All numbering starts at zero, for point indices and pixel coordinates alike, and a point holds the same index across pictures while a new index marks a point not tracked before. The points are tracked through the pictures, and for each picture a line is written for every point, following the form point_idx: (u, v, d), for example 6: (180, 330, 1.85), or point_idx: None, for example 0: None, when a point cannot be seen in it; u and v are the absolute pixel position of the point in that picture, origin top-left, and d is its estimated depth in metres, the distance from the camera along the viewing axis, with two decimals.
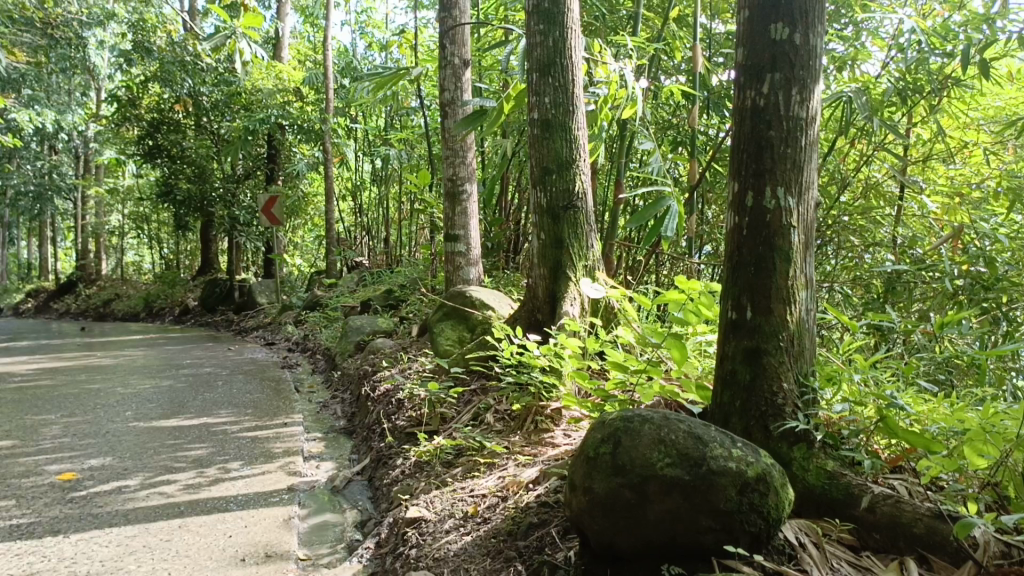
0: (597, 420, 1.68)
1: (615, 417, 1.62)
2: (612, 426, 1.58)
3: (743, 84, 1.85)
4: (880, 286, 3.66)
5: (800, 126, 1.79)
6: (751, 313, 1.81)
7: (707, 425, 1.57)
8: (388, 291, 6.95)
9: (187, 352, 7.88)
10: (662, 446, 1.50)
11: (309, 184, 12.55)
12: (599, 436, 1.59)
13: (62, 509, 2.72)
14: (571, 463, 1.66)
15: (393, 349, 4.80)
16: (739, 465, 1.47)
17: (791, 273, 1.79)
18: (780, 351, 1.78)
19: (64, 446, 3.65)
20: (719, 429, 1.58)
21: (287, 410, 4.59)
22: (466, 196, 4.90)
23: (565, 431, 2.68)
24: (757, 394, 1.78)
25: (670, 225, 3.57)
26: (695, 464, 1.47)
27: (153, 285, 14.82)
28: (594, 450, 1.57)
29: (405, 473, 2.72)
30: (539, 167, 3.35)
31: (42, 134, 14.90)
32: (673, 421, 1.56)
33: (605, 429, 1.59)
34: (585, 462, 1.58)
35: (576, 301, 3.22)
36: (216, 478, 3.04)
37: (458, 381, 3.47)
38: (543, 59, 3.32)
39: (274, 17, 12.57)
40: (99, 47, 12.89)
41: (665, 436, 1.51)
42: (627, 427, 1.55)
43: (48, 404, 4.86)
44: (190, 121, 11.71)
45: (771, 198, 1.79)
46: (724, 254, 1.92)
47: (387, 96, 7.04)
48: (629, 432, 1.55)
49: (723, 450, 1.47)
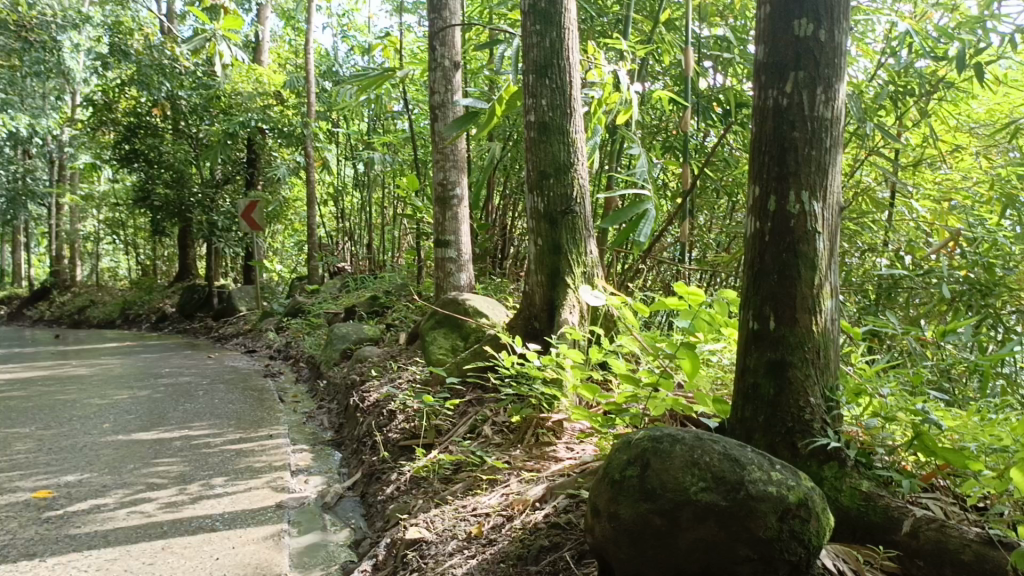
0: (623, 439, 1.61)
1: (641, 437, 1.55)
2: (640, 448, 1.52)
3: (764, 84, 1.76)
4: (877, 291, 3.58)
5: (825, 127, 1.71)
6: (774, 323, 1.72)
7: (743, 446, 1.49)
8: (372, 297, 6.81)
9: (166, 361, 7.70)
10: (695, 469, 1.43)
11: (290, 189, 12.37)
12: (625, 457, 1.54)
13: (37, 530, 2.57)
14: (593, 485, 1.61)
15: (382, 358, 4.67)
16: (779, 490, 1.39)
17: (815, 281, 1.71)
18: (806, 364, 1.69)
19: (38, 461, 3.49)
20: (755, 449, 1.50)
21: (272, 420, 4.45)
22: (456, 200, 4.78)
23: (569, 445, 2.60)
24: (783, 410, 1.70)
25: (646, 229, 3.49)
26: (732, 489, 1.40)
27: (130, 292, 14.54)
28: (620, 472, 1.52)
29: (400, 489, 2.60)
30: (536, 171, 3.25)
31: (14, 138, 14.61)
32: (705, 441, 1.48)
33: (631, 450, 1.54)
34: (610, 485, 1.52)
35: (576, 308, 3.12)
36: (199, 496, 2.90)
37: (453, 392, 3.36)
38: (539, 60, 3.22)
39: (253, 20, 12.37)
40: (74, 51, 12.70)
41: (698, 458, 1.44)
42: (657, 449, 1.49)
43: (21, 416, 4.68)
44: (167, 124, 11.50)
45: (795, 203, 1.70)
46: (744, 260, 1.83)
47: (370, 99, 6.92)
48: (658, 453, 1.49)
49: (761, 474, 1.40)
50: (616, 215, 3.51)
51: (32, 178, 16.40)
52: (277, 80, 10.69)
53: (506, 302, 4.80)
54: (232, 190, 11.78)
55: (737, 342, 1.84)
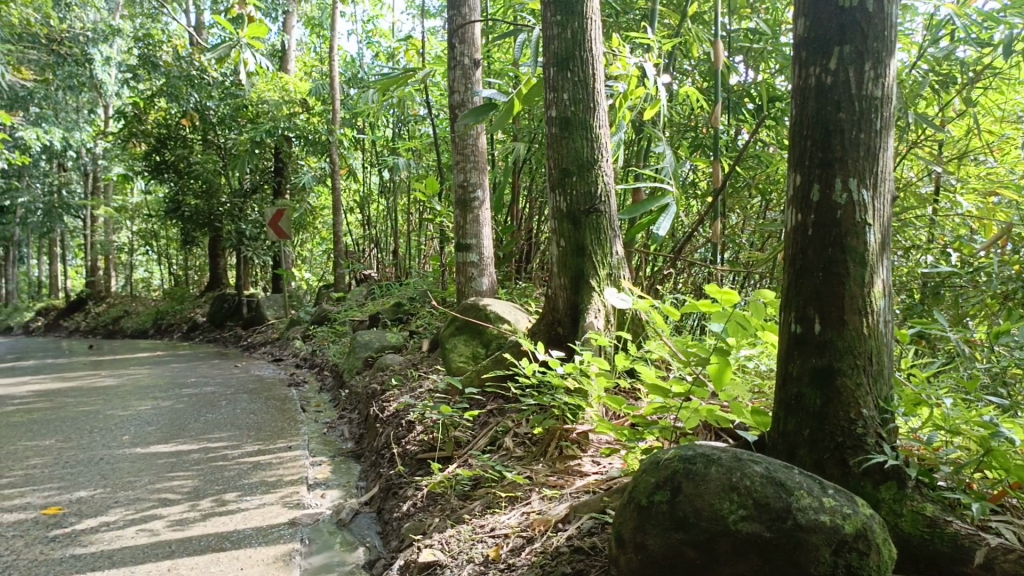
0: (652, 459, 1.46)
1: (672, 457, 1.41)
2: (670, 469, 1.38)
3: (806, 61, 1.60)
4: (920, 291, 3.34)
5: (875, 107, 1.54)
6: (820, 327, 1.54)
7: (790, 468, 1.33)
8: (396, 304, 6.68)
9: (194, 370, 7.66)
10: (734, 495, 1.28)
11: (317, 197, 12.33)
12: (653, 480, 1.39)
13: (42, 549, 2.46)
14: (618, 509, 1.46)
15: (403, 366, 4.53)
16: (833, 519, 1.22)
17: (866, 279, 1.53)
18: (856, 372, 1.52)
19: (53, 475, 3.40)
20: (803, 471, 1.34)
21: (292, 431, 4.34)
22: (478, 202, 4.63)
23: (594, 459, 2.43)
24: (831, 423, 1.52)
25: (665, 223, 3.33)
26: (778, 518, 1.24)
27: (162, 302, 14.63)
28: (648, 498, 1.37)
29: (417, 506, 2.45)
30: (558, 168, 3.09)
31: (49, 151, 14.79)
32: (744, 462, 1.33)
33: (660, 472, 1.39)
34: (636, 511, 1.38)
35: (601, 313, 2.95)
36: (211, 512, 2.78)
37: (474, 402, 3.20)
38: (561, 52, 3.07)
39: (280, 30, 12.38)
40: (105, 64, 12.87)
41: (737, 482, 1.29)
42: (689, 471, 1.34)
43: (43, 428, 4.62)
44: (196, 135, 11.54)
45: (841, 191, 1.53)
46: (784, 257, 1.66)
47: (393, 102, 6.80)
48: (691, 476, 1.34)
49: (812, 501, 1.23)
50: (635, 208, 3.40)
51: (67, 191, 16.63)
52: (303, 88, 10.55)
53: (530, 307, 4.64)
54: (260, 199, 11.78)
55: (778, 349, 1.67)
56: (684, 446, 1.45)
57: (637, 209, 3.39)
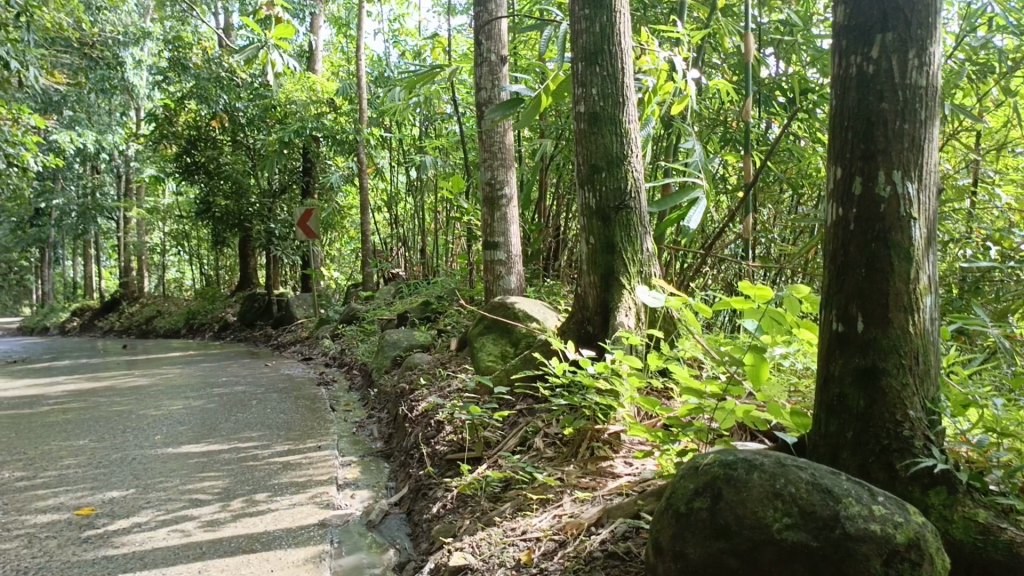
0: (690, 464, 1.43)
1: (712, 462, 1.38)
2: (710, 475, 1.35)
3: (846, 49, 1.54)
4: (962, 286, 3.23)
5: (919, 96, 1.47)
6: (863, 324, 1.49)
7: (836, 474, 1.29)
8: (424, 302, 6.67)
9: (225, 370, 7.71)
10: (778, 502, 1.25)
11: (345, 197, 12.37)
12: (692, 486, 1.37)
13: (75, 549, 2.47)
14: (656, 515, 1.43)
15: (432, 365, 4.51)
16: (884, 528, 1.17)
17: (911, 274, 1.47)
18: (902, 371, 1.46)
19: (87, 476, 3.43)
20: (850, 477, 1.30)
21: (322, 431, 4.34)
22: (505, 200, 4.60)
23: (626, 460, 2.38)
24: (876, 425, 1.46)
25: (696, 218, 3.27)
26: (825, 527, 1.20)
27: (194, 302, 14.79)
28: (686, 505, 1.35)
29: (447, 507, 2.43)
30: (587, 165, 3.05)
31: (82, 153, 15.02)
32: (787, 469, 1.29)
33: (699, 478, 1.37)
34: (675, 518, 1.35)
35: (632, 311, 2.90)
36: (242, 513, 2.77)
37: (503, 403, 3.16)
38: (589, 46, 3.03)
39: (307, 31, 12.43)
40: (137, 67, 13.09)
41: (781, 490, 1.26)
42: (730, 477, 1.31)
43: (77, 428, 4.67)
44: (226, 136, 11.65)
45: (884, 184, 1.47)
46: (825, 252, 1.60)
47: (420, 99, 6.77)
48: (732, 482, 1.31)
49: (861, 510, 1.18)
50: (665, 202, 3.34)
51: (100, 194, 16.89)
52: (330, 88, 10.57)
53: (559, 305, 4.60)
54: (289, 199, 11.85)
55: (819, 347, 1.62)
56: (724, 451, 1.41)
57: (668, 203, 3.33)
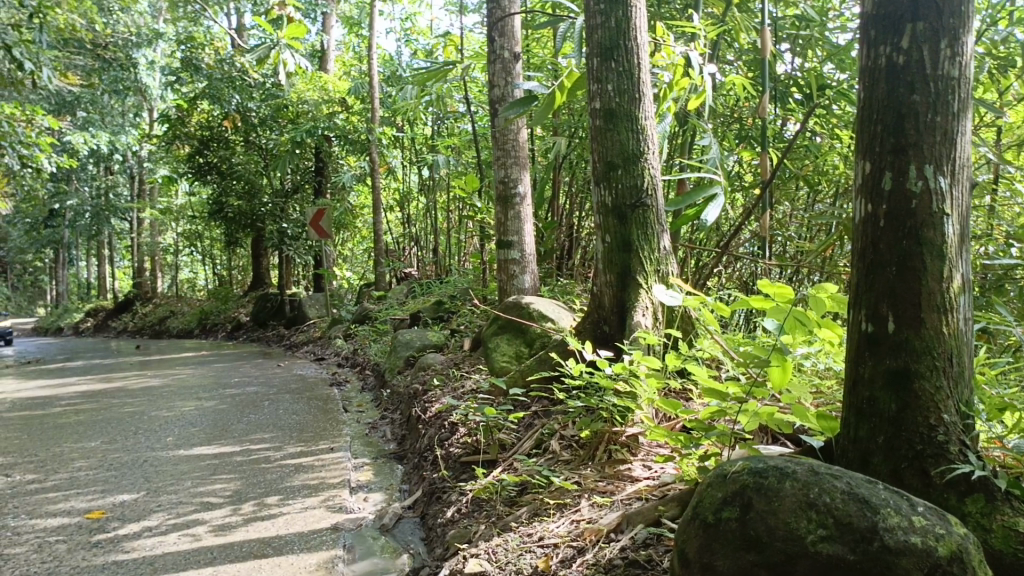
0: (717, 471, 1.39)
1: (740, 470, 1.34)
2: (739, 484, 1.31)
3: (874, 39, 1.48)
4: (985, 285, 3.16)
5: (952, 87, 1.42)
6: (894, 325, 1.43)
7: (872, 482, 1.25)
8: (437, 302, 6.63)
9: (237, 370, 7.70)
10: (812, 513, 1.21)
11: (357, 197, 12.35)
12: (720, 495, 1.33)
13: (85, 554, 2.45)
14: (682, 525, 1.40)
15: (445, 365, 4.47)
16: (925, 541, 1.14)
17: (944, 273, 1.42)
18: (935, 373, 1.40)
19: (99, 478, 3.41)
20: (886, 486, 1.26)
21: (335, 432, 4.31)
22: (519, 199, 4.55)
23: (645, 463, 2.33)
24: (908, 428, 1.41)
25: (713, 213, 3.22)
26: (863, 539, 1.17)
27: (207, 302, 14.82)
28: (714, 514, 1.31)
29: (462, 512, 2.39)
30: (602, 161, 3.00)
31: (96, 154, 15.10)
32: (821, 478, 1.26)
33: (727, 487, 1.33)
34: (703, 529, 1.32)
35: (649, 310, 2.85)
36: (254, 517, 2.74)
37: (518, 404, 3.12)
38: (604, 42, 2.98)
39: (319, 30, 12.41)
40: (149, 68, 13.15)
41: (815, 500, 1.22)
42: (761, 486, 1.27)
43: (90, 430, 4.66)
44: (238, 137, 11.67)
45: (915, 179, 1.42)
46: (852, 251, 1.55)
47: (432, 98, 6.73)
48: (763, 492, 1.28)
49: (901, 522, 1.15)
50: (681, 197, 3.30)
51: (114, 195, 16.96)
52: (342, 87, 10.53)
53: (573, 305, 4.55)
54: (301, 199, 11.84)
55: (846, 349, 1.56)
56: (752, 457, 1.37)
57: (683, 200, 3.28)
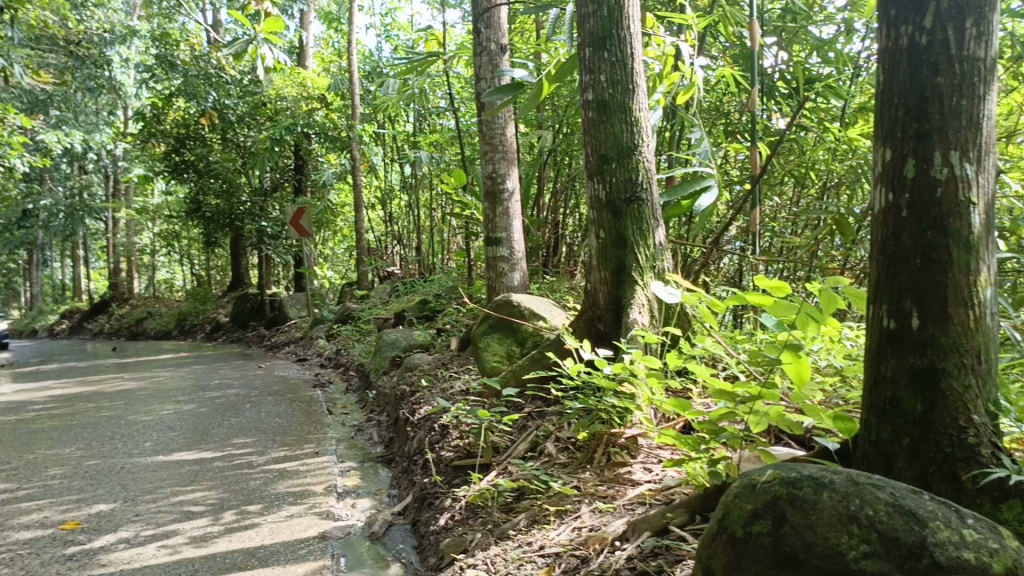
0: (746, 481, 1.34)
1: (772, 480, 1.29)
2: (771, 495, 1.26)
3: (895, 19, 1.41)
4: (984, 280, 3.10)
5: (978, 69, 1.34)
6: (919, 321, 1.36)
7: (916, 492, 1.19)
8: (421, 301, 6.53)
9: (217, 372, 7.55)
10: (853, 526, 1.16)
11: (338, 195, 12.20)
12: (748, 507, 1.28)
13: (56, 568, 2.33)
14: (706, 537, 1.34)
15: (433, 366, 4.38)
16: (979, 556, 1.08)
17: (971, 266, 1.34)
18: (964, 372, 1.33)
19: (74, 487, 3.28)
20: (929, 495, 1.20)
21: (319, 435, 4.20)
22: (506, 194, 4.46)
23: (645, 466, 2.26)
24: (936, 429, 1.34)
25: (706, 205, 3.15)
26: (912, 556, 1.10)
27: (185, 302, 14.60)
28: (744, 528, 1.27)
29: (456, 519, 2.29)
30: (596, 155, 2.91)
31: (70, 154, 14.82)
32: (862, 489, 1.20)
33: (757, 499, 1.28)
34: (731, 544, 1.26)
35: (645, 308, 2.76)
36: (237, 526, 2.63)
37: (511, 405, 3.02)
38: (597, 31, 2.90)
39: (297, 27, 12.25)
40: (124, 65, 13.09)
41: (856, 514, 1.16)
42: (794, 499, 1.22)
43: (65, 435, 4.52)
44: (215, 135, 11.49)
45: (940, 166, 1.34)
46: (873, 243, 1.47)
47: (414, 93, 6.62)
48: (797, 504, 1.23)
49: (952, 536, 1.09)
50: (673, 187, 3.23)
51: (89, 194, 16.73)
52: (321, 84, 10.38)
53: (561, 303, 4.47)
54: (281, 198, 11.67)
55: (866, 346, 1.49)
56: (783, 467, 1.33)
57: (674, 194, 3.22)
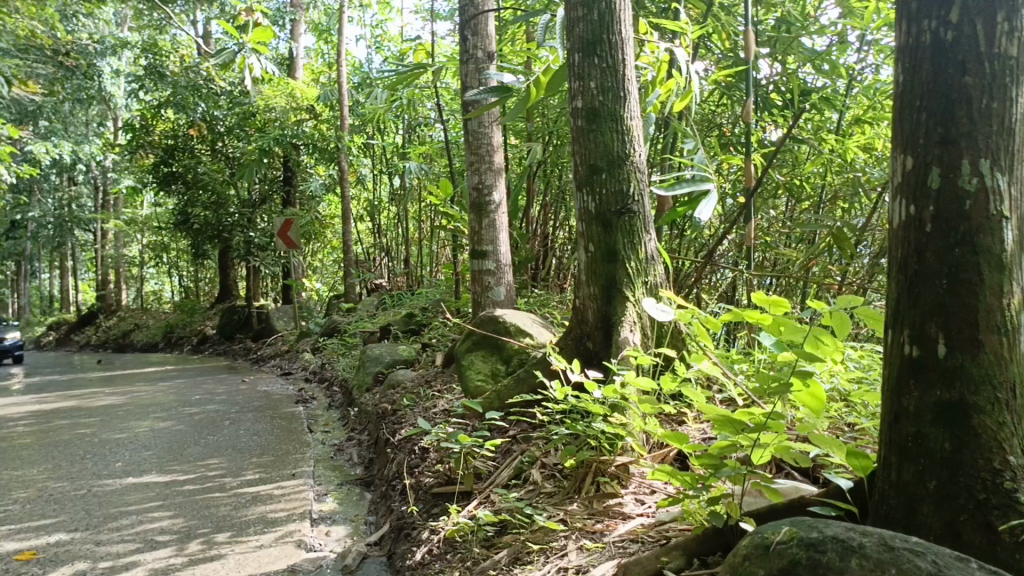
0: (757, 539, 1.21)
1: (789, 541, 1.16)
2: (789, 558, 1.13)
3: (916, 13, 1.26)
4: None
5: (1010, 68, 1.20)
6: (945, 348, 1.21)
7: (961, 559, 1.05)
8: (408, 314, 6.36)
9: (200, 386, 7.35)
10: None
11: (326, 206, 12.03)
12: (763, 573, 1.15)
13: None
14: None
15: (416, 383, 4.21)
16: None
17: (1005, 287, 1.20)
18: (997, 408, 1.18)
19: (35, 512, 3.10)
20: (975, 559, 1.05)
21: (298, 455, 4.02)
22: (493, 206, 4.31)
23: (637, 498, 2.10)
24: (967, 472, 1.19)
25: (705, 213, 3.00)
26: None
27: (173, 314, 14.39)
28: None
29: (433, 553, 2.13)
30: (585, 165, 2.76)
31: (58, 164, 14.63)
32: (897, 556, 1.06)
33: (774, 564, 1.14)
34: None
35: (636, 325, 2.60)
36: (202, 558, 2.45)
37: (495, 428, 2.86)
38: (586, 36, 2.75)
39: (288, 38, 12.10)
40: (114, 75, 12.95)
41: None
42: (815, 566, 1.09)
43: (34, 455, 4.33)
44: (204, 146, 11.36)
45: (969, 176, 1.20)
46: (892, 260, 1.32)
47: (401, 103, 6.46)
48: (821, 571, 1.09)
49: None
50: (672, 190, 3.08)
51: (77, 206, 16.53)
52: (310, 94, 10.20)
53: (549, 318, 4.32)
54: (269, 209, 11.48)
55: (883, 375, 1.35)
56: (802, 526, 1.19)
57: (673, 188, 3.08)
